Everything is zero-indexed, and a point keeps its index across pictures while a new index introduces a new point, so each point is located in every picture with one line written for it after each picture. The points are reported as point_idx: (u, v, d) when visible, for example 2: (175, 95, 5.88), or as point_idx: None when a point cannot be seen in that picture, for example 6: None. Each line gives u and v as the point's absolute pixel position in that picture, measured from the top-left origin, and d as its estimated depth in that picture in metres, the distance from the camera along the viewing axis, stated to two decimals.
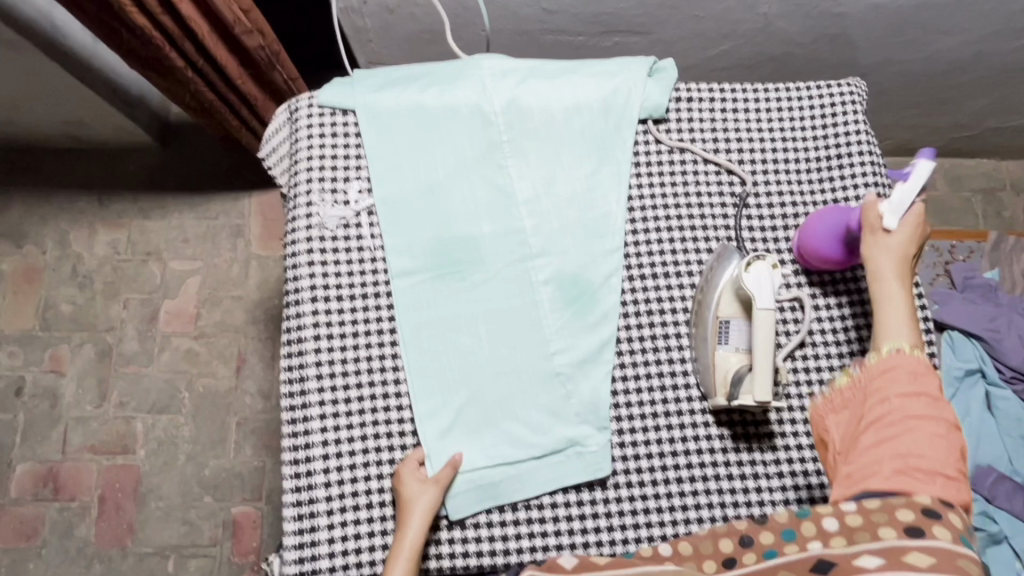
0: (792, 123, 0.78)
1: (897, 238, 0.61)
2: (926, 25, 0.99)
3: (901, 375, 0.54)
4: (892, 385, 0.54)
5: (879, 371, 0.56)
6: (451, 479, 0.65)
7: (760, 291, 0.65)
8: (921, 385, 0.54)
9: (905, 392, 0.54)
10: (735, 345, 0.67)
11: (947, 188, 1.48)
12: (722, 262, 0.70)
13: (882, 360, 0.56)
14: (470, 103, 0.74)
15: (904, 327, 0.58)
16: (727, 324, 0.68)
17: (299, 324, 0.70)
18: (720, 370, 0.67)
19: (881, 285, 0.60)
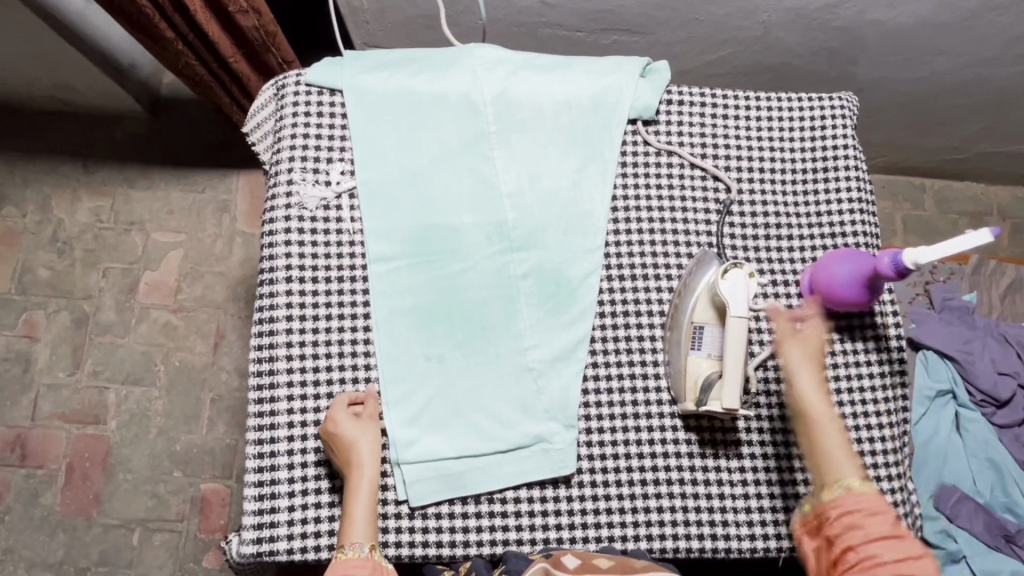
0: (781, 133, 0.78)
1: (817, 361, 0.63)
2: (923, 44, 0.99)
3: (863, 509, 0.54)
4: (860, 520, 0.53)
5: (841, 510, 0.55)
6: (380, 411, 0.67)
7: (732, 297, 0.66)
8: (886, 514, 0.53)
9: (869, 527, 0.53)
10: (708, 352, 0.68)
11: (935, 209, 1.49)
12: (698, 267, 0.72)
13: (841, 496, 0.55)
14: (459, 91, 0.74)
15: (850, 463, 0.57)
16: (702, 331, 0.68)
17: (272, 303, 0.69)
18: (693, 376, 0.67)
19: (822, 418, 0.60)
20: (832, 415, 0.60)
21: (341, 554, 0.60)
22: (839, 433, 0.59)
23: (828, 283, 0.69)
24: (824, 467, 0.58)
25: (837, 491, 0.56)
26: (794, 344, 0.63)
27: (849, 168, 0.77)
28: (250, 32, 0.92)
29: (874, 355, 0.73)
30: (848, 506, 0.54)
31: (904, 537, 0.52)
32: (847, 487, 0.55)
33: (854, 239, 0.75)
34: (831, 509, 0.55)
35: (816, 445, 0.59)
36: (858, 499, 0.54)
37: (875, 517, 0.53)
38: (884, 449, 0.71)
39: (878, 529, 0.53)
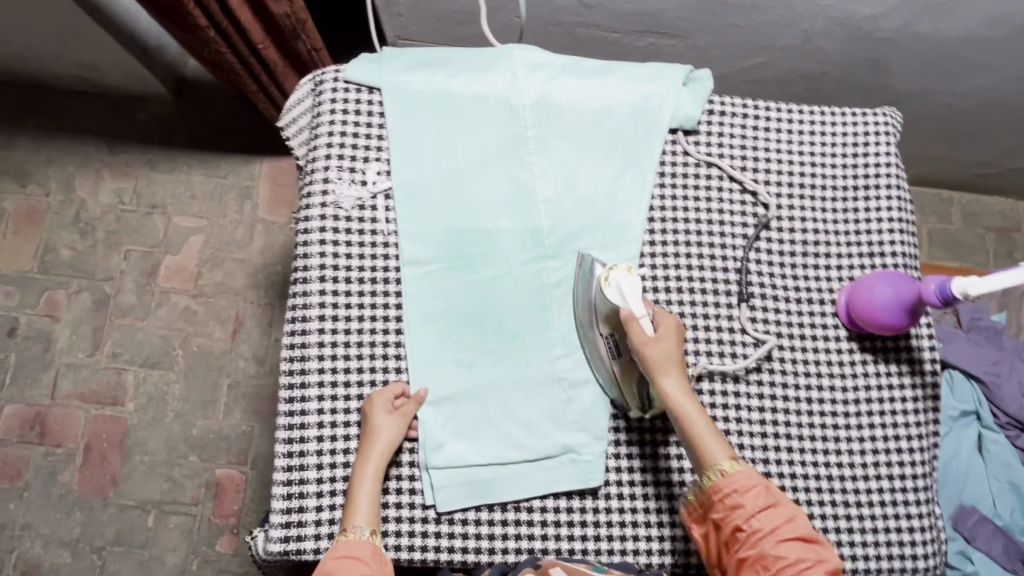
0: (822, 147, 0.76)
1: (676, 351, 0.65)
2: (968, 59, 0.97)
3: (740, 490, 0.60)
4: (739, 499, 0.59)
5: (721, 495, 0.60)
6: (419, 409, 0.67)
7: (628, 298, 0.66)
8: (757, 489, 0.60)
9: (748, 503, 0.59)
10: (622, 358, 0.67)
11: (962, 223, 1.47)
12: (584, 274, 0.69)
13: (719, 482, 0.60)
14: (499, 93, 0.73)
15: (718, 446, 0.62)
16: (614, 341, 0.67)
17: (305, 302, 0.69)
18: (623, 392, 0.67)
19: (687, 413, 0.62)
20: (695, 402, 0.63)
21: (345, 535, 0.61)
22: (704, 417, 0.63)
23: (868, 304, 0.68)
24: (700, 458, 0.62)
25: (714, 479, 0.61)
26: (654, 345, 0.64)
27: (890, 187, 0.76)
28: (281, 19, 0.91)
29: (907, 378, 0.72)
30: (729, 489, 0.60)
31: (776, 501, 0.60)
32: (722, 472, 0.61)
33: (892, 259, 0.74)
34: (716, 496, 0.60)
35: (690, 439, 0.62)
36: (735, 481, 0.60)
37: (750, 495, 0.60)
38: (913, 473, 0.70)
39: (754, 505, 0.59)
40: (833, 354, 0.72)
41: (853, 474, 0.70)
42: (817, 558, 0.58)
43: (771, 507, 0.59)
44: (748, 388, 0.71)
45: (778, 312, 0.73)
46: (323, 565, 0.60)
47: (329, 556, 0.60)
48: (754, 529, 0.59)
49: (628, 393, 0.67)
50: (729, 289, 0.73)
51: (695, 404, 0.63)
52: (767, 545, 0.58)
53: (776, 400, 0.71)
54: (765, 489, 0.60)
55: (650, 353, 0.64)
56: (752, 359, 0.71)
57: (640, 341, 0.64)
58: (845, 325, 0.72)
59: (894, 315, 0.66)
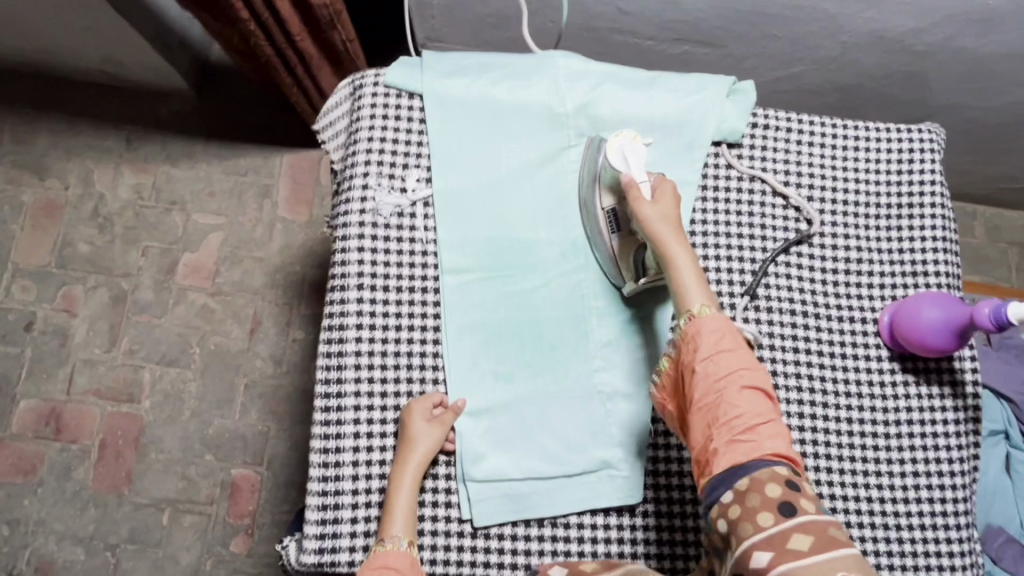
0: (866, 163, 0.75)
1: (673, 212, 0.63)
2: (1007, 75, 0.96)
3: (703, 335, 0.57)
4: (699, 344, 0.57)
5: (687, 344, 0.58)
6: (457, 419, 0.66)
7: (631, 164, 0.65)
8: (723, 341, 0.57)
9: (708, 348, 0.57)
10: (622, 227, 0.67)
11: (985, 237, 1.46)
12: (591, 153, 0.70)
13: (688, 326, 0.58)
14: (542, 102, 0.72)
15: (699, 292, 0.60)
16: (614, 212, 0.67)
17: (342, 310, 0.68)
18: (621, 260, 0.67)
19: (674, 262, 0.61)
20: (689, 256, 0.62)
21: (381, 546, 0.60)
22: (695, 268, 0.61)
23: (915, 327, 0.67)
24: (678, 300, 0.60)
25: (684, 322, 0.59)
26: (648, 204, 0.63)
27: (934, 205, 0.74)
28: (319, 10, 0.88)
29: (949, 399, 0.71)
30: (697, 334, 0.58)
31: (738, 350, 0.57)
32: (690, 317, 0.59)
33: (935, 279, 0.73)
34: (684, 344, 0.58)
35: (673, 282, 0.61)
36: (707, 326, 0.58)
37: (716, 344, 0.57)
38: (954, 496, 0.69)
39: (717, 355, 0.57)
40: (874, 373, 0.71)
41: (894, 495, 0.69)
42: (772, 413, 0.56)
43: (735, 361, 0.57)
44: (788, 406, 0.70)
45: (819, 329, 0.72)
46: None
47: (367, 567, 0.59)
48: (717, 384, 0.56)
49: (624, 260, 0.67)
50: (770, 305, 0.72)
51: (684, 254, 0.62)
52: (726, 396, 0.55)
53: (817, 419, 0.70)
54: (732, 341, 0.57)
55: (642, 205, 0.63)
56: (793, 377, 0.70)
57: (635, 196, 0.63)
58: (887, 343, 0.71)
59: (942, 337, 0.66)
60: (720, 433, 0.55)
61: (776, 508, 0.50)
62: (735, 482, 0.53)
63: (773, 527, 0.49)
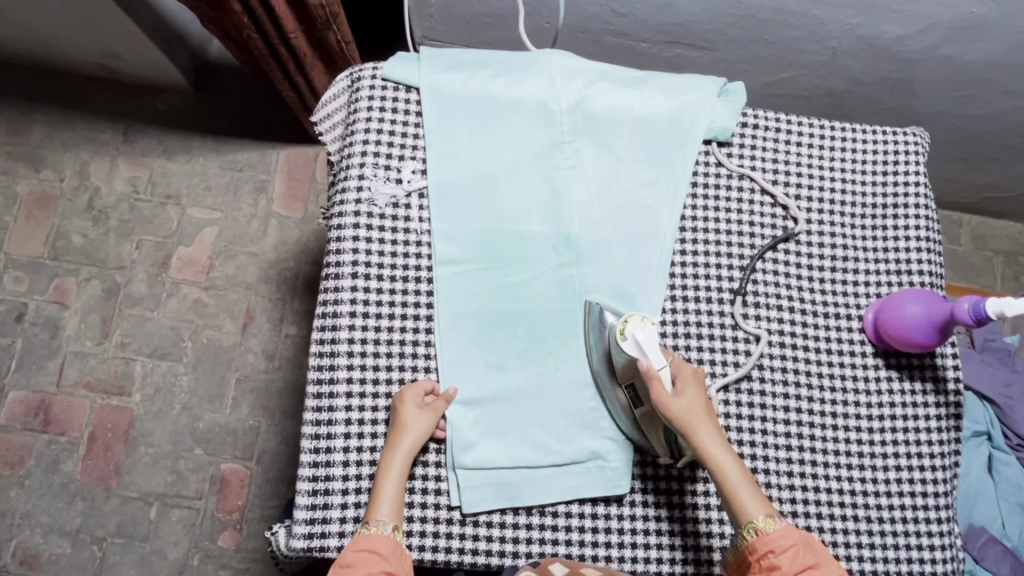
0: (852, 164, 0.77)
1: (700, 400, 0.63)
2: (991, 83, 0.98)
3: (777, 550, 0.58)
4: (773, 559, 0.58)
5: (758, 555, 0.58)
6: (448, 407, 0.67)
7: (647, 350, 0.63)
8: (801, 551, 0.58)
9: (787, 565, 0.57)
10: (646, 410, 0.65)
11: (971, 245, 1.48)
12: (593, 322, 0.68)
13: (756, 543, 0.58)
14: (537, 98, 0.73)
15: (756, 502, 0.60)
16: (635, 392, 0.65)
17: (337, 297, 0.69)
18: (650, 439, 0.66)
19: (721, 466, 0.61)
20: (729, 449, 0.62)
21: (365, 528, 0.61)
22: (742, 468, 0.61)
23: (898, 324, 0.68)
24: (737, 512, 0.60)
25: (750, 537, 0.59)
26: (677, 402, 0.62)
27: (918, 206, 0.76)
28: (314, 10, 0.88)
29: (931, 395, 0.73)
30: (768, 547, 0.58)
31: (815, 559, 0.58)
32: (757, 530, 0.59)
33: (919, 278, 0.75)
34: (756, 557, 0.58)
35: (726, 488, 0.61)
36: (774, 540, 0.58)
37: (794, 557, 0.57)
38: (936, 492, 0.71)
39: (794, 567, 0.57)
40: (859, 369, 0.73)
41: (876, 489, 0.70)
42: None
43: (815, 570, 0.57)
44: (775, 401, 0.71)
45: (804, 324, 0.73)
46: (342, 557, 0.59)
47: (349, 549, 0.59)
48: None
49: (654, 440, 0.66)
50: (758, 301, 0.73)
51: (728, 457, 0.61)
52: None
53: (802, 413, 0.71)
54: (810, 552, 0.58)
55: (675, 410, 0.62)
56: (779, 372, 0.71)
57: (663, 401, 0.62)
58: (873, 341, 0.73)
59: (925, 334, 0.67)
60: None
61: None
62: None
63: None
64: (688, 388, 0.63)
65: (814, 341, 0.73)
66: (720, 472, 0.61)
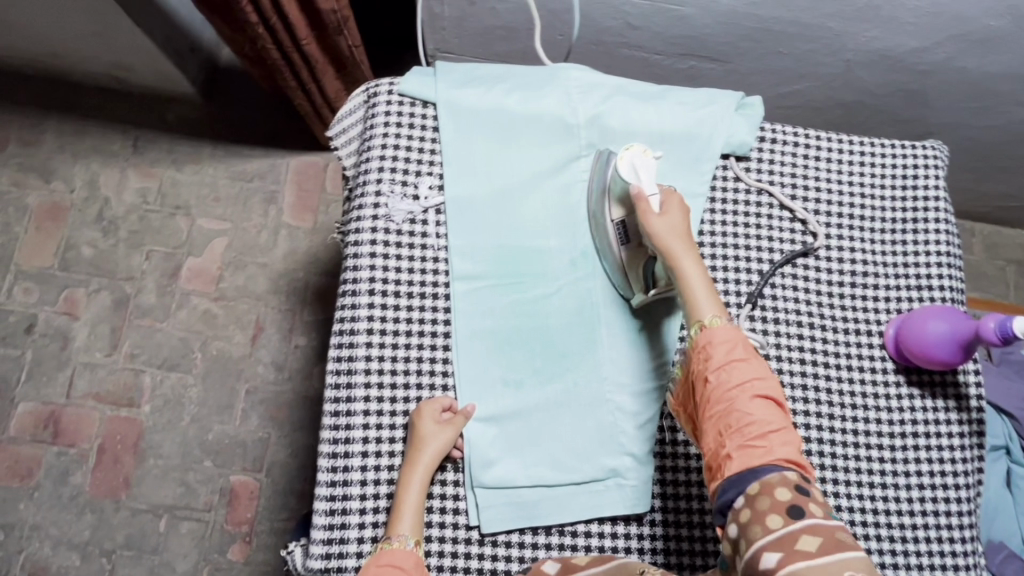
0: (871, 178, 0.76)
1: (682, 224, 0.64)
2: (1007, 95, 0.98)
3: (716, 343, 0.58)
4: (710, 355, 0.58)
5: (698, 351, 0.59)
6: (466, 423, 0.66)
7: (641, 175, 0.65)
8: (739, 352, 0.58)
9: (721, 359, 0.57)
10: (630, 241, 0.67)
11: (983, 255, 1.47)
12: (600, 166, 0.70)
13: (700, 338, 0.59)
14: (554, 113, 0.73)
15: (712, 306, 0.60)
16: (623, 223, 0.67)
17: (354, 315, 0.68)
18: (631, 275, 0.67)
19: (684, 272, 0.61)
20: (702, 271, 0.62)
21: (387, 544, 0.60)
22: (708, 286, 0.61)
23: (921, 343, 0.68)
24: (691, 310, 0.60)
25: (697, 333, 0.59)
26: (658, 218, 0.63)
27: (938, 221, 0.75)
28: (326, 15, 0.88)
29: (953, 412, 0.72)
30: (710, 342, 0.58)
31: (750, 359, 0.58)
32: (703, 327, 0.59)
33: (940, 293, 0.74)
34: (696, 353, 0.59)
35: (685, 290, 0.61)
36: (719, 335, 0.58)
37: (730, 354, 0.57)
38: (959, 510, 0.70)
39: (730, 366, 0.57)
40: (879, 386, 0.72)
41: (899, 508, 0.69)
42: (783, 421, 0.55)
43: (750, 371, 0.57)
44: (795, 418, 0.70)
45: (823, 339, 0.72)
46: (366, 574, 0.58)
47: (371, 565, 0.58)
48: (731, 394, 0.56)
49: (634, 274, 0.67)
50: (777, 317, 0.72)
51: (697, 270, 0.62)
52: (736, 404, 0.55)
53: (823, 430, 0.70)
54: (747, 355, 0.58)
55: (653, 218, 0.63)
56: (799, 388, 0.71)
57: (645, 210, 0.64)
58: (894, 357, 0.72)
59: (949, 350, 0.67)
60: (730, 438, 0.55)
61: (787, 513, 0.49)
62: (746, 485, 0.52)
63: (782, 530, 0.49)
64: (671, 207, 0.64)
65: (832, 357, 0.72)
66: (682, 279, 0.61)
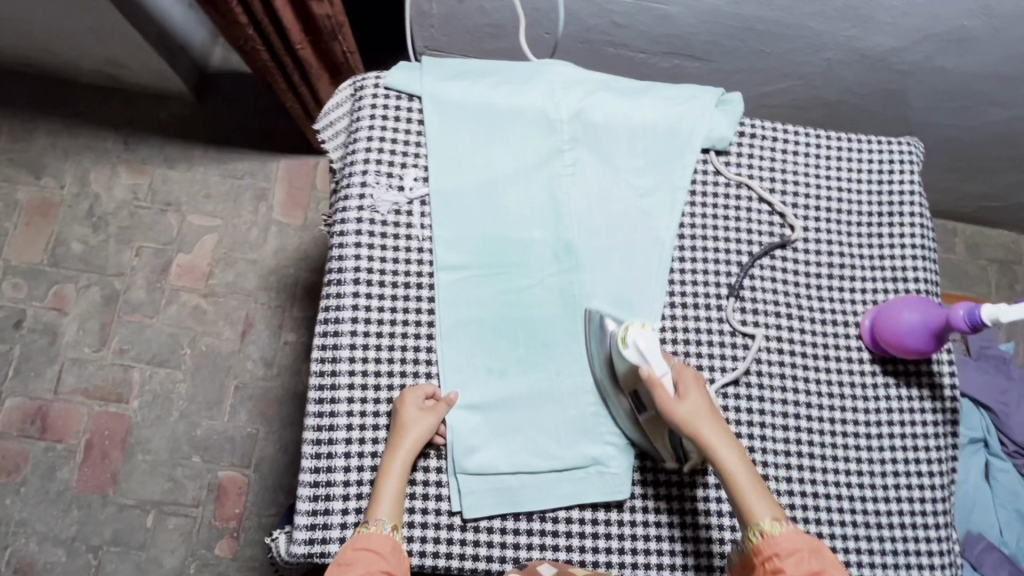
0: (848, 172, 0.78)
1: (703, 404, 0.63)
2: (983, 94, 1.00)
3: (782, 553, 0.57)
4: (781, 564, 0.57)
5: (764, 558, 0.58)
6: (449, 411, 0.67)
7: (649, 357, 0.62)
8: (809, 553, 0.58)
9: (793, 569, 0.57)
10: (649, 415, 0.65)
11: (966, 254, 1.50)
12: (595, 330, 0.68)
13: (761, 544, 0.58)
14: (538, 106, 0.74)
15: (761, 502, 0.60)
16: (640, 399, 0.65)
17: (339, 303, 0.69)
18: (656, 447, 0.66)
19: (728, 468, 0.61)
20: (736, 451, 0.62)
21: (365, 528, 0.61)
22: (748, 468, 0.61)
23: (895, 331, 0.69)
24: (743, 511, 0.60)
25: (755, 538, 0.59)
26: (679, 407, 0.62)
27: (914, 215, 0.77)
28: (320, 20, 0.89)
29: (928, 401, 0.73)
30: (775, 549, 0.58)
31: (821, 562, 0.57)
32: (762, 532, 0.59)
33: (915, 285, 0.75)
34: (762, 557, 0.58)
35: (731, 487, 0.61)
36: (781, 542, 0.58)
37: (800, 561, 0.57)
38: (934, 497, 0.71)
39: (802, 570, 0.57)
40: (856, 375, 0.73)
41: (875, 494, 0.71)
42: None
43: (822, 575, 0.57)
44: (773, 406, 0.71)
45: (801, 330, 0.74)
46: (341, 556, 0.59)
47: (348, 548, 0.59)
48: None
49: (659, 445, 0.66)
50: (756, 308, 0.74)
51: (735, 460, 0.61)
52: None
53: (800, 418, 0.71)
54: (817, 555, 0.58)
55: (679, 413, 0.62)
56: (778, 378, 0.72)
57: (668, 406, 0.62)
58: (870, 347, 0.73)
59: (922, 339, 0.68)
60: None
61: None
62: None
63: None
64: (692, 394, 0.63)
65: (810, 347, 0.73)
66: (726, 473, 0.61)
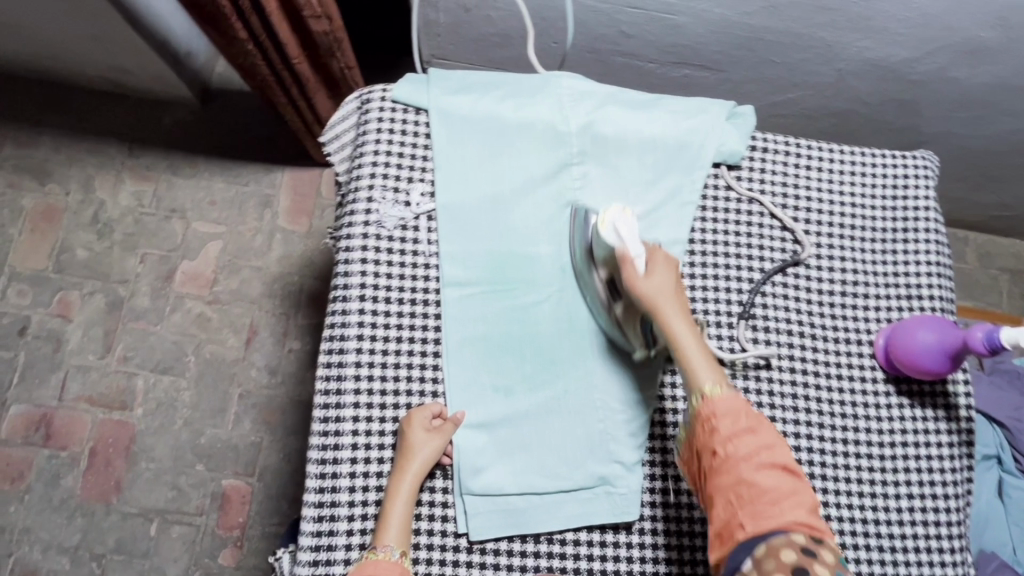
0: (861, 187, 0.77)
1: (670, 281, 0.64)
2: (997, 105, 0.98)
3: (720, 413, 0.59)
4: (717, 425, 0.59)
5: (703, 420, 0.60)
6: (456, 430, 0.66)
7: (624, 237, 0.64)
8: (744, 418, 0.59)
9: (727, 429, 0.58)
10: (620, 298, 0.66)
11: (977, 263, 1.48)
12: (579, 222, 0.70)
13: (702, 407, 0.60)
14: (546, 120, 0.73)
15: (709, 369, 0.61)
16: (612, 282, 0.67)
17: (344, 320, 0.68)
18: (628, 333, 0.67)
19: (682, 343, 0.62)
20: (695, 331, 0.63)
21: (372, 554, 0.60)
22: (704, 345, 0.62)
23: (910, 351, 0.68)
24: (690, 377, 0.61)
25: (698, 403, 0.60)
26: (646, 281, 0.63)
27: (928, 230, 0.76)
28: (319, 37, 0.89)
29: (942, 421, 0.72)
30: (713, 412, 0.59)
31: (757, 426, 0.59)
32: (705, 395, 0.60)
33: (929, 302, 0.74)
34: (701, 421, 0.60)
35: (682, 356, 0.62)
36: (719, 405, 0.59)
37: (735, 423, 0.58)
38: (949, 520, 0.70)
39: (736, 431, 0.58)
40: (869, 395, 0.72)
41: (889, 517, 0.69)
42: (795, 489, 0.56)
43: (756, 437, 0.58)
44: (785, 426, 0.70)
45: (814, 347, 0.72)
46: None
47: None
48: (736, 459, 0.57)
49: (630, 331, 0.67)
50: (767, 326, 0.72)
51: (690, 333, 0.62)
52: (742, 471, 0.56)
53: (812, 438, 0.70)
54: (752, 420, 0.59)
55: (644, 287, 0.63)
56: (790, 397, 0.71)
57: (634, 280, 0.63)
58: (883, 366, 0.72)
59: (937, 360, 0.67)
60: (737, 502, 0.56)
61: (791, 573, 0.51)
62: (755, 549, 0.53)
63: None
64: (662, 271, 0.64)
65: (822, 366, 0.72)
66: (680, 346, 0.62)
